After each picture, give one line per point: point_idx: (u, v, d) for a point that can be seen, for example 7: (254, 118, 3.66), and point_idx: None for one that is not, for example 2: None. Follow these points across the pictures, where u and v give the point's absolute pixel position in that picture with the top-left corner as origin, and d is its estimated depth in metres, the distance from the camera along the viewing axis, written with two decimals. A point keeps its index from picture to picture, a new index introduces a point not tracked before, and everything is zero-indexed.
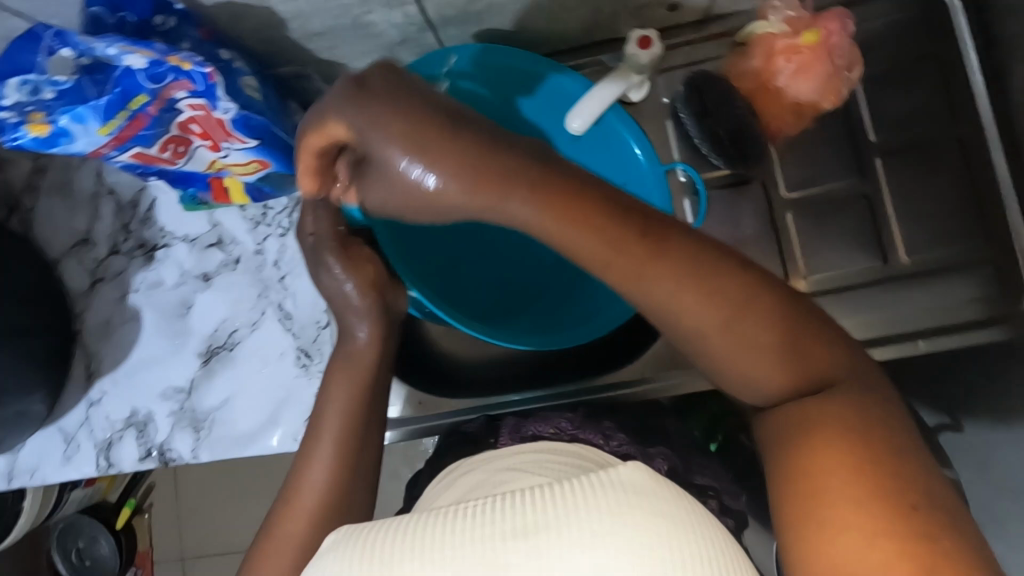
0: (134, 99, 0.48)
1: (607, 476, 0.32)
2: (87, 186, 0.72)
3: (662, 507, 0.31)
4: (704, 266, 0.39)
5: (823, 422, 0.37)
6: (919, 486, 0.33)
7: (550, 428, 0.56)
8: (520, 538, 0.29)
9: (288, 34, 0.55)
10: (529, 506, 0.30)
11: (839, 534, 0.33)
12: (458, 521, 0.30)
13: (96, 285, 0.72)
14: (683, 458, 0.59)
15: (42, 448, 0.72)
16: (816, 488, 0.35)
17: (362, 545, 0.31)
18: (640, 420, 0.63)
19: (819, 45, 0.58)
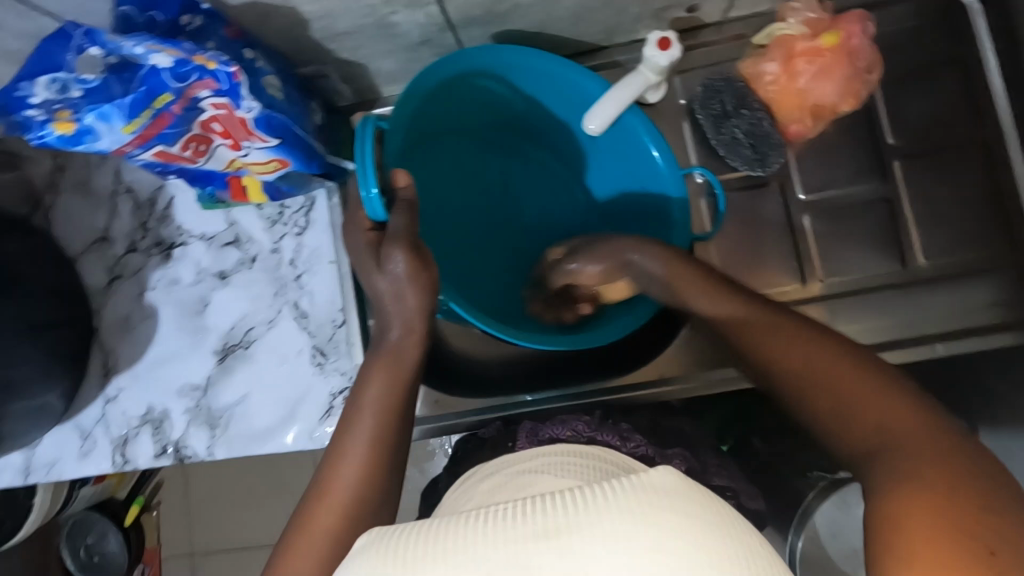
0: (159, 98, 0.48)
1: (639, 481, 0.31)
2: (106, 185, 0.73)
3: (698, 511, 0.31)
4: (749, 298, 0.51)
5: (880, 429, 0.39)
6: (976, 479, 0.33)
7: (567, 431, 0.56)
8: (550, 538, 0.29)
9: (311, 34, 0.56)
10: (559, 509, 0.30)
11: (906, 531, 0.32)
12: (493, 520, 0.30)
13: (114, 282, 0.73)
14: (701, 461, 0.59)
15: (59, 444, 0.73)
16: (883, 494, 0.35)
17: (399, 547, 0.31)
18: (653, 420, 0.63)
19: (840, 47, 0.58)
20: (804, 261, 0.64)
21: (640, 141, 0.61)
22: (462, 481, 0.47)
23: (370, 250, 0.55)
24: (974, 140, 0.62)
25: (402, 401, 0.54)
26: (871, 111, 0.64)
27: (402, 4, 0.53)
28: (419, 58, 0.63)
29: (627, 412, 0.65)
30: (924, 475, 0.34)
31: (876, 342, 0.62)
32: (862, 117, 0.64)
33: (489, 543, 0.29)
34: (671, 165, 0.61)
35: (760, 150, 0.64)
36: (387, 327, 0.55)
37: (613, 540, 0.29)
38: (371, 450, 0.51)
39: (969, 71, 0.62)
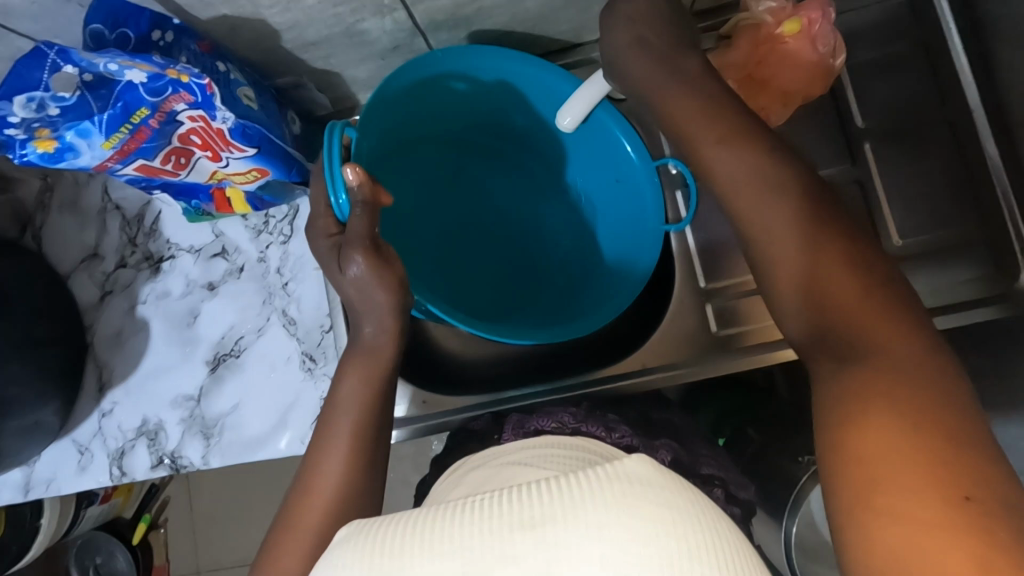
0: (136, 113, 0.49)
1: (615, 469, 0.32)
2: (94, 203, 0.74)
3: (668, 498, 0.31)
4: (813, 211, 0.46)
5: (880, 394, 0.37)
6: (973, 479, 0.31)
7: (553, 423, 0.57)
8: (526, 529, 0.29)
9: (284, 45, 0.57)
10: (538, 500, 0.30)
11: (891, 523, 0.31)
12: (462, 517, 0.31)
13: (105, 298, 0.74)
14: (689, 451, 0.59)
15: (57, 459, 0.74)
16: (872, 474, 0.33)
17: (373, 541, 0.32)
18: (641, 413, 0.64)
19: (801, 34, 0.59)
20: None
21: (613, 136, 0.63)
22: (450, 474, 0.48)
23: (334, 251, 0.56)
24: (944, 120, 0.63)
25: (387, 399, 0.55)
26: (839, 96, 0.65)
27: (371, 11, 0.54)
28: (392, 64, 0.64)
29: (615, 403, 0.66)
30: (917, 439, 0.33)
31: None
32: (831, 102, 0.65)
33: (458, 539, 0.30)
34: (643, 156, 0.62)
35: None
36: (363, 326, 0.56)
37: (582, 533, 0.29)
38: (358, 447, 0.52)
39: (933, 51, 0.63)
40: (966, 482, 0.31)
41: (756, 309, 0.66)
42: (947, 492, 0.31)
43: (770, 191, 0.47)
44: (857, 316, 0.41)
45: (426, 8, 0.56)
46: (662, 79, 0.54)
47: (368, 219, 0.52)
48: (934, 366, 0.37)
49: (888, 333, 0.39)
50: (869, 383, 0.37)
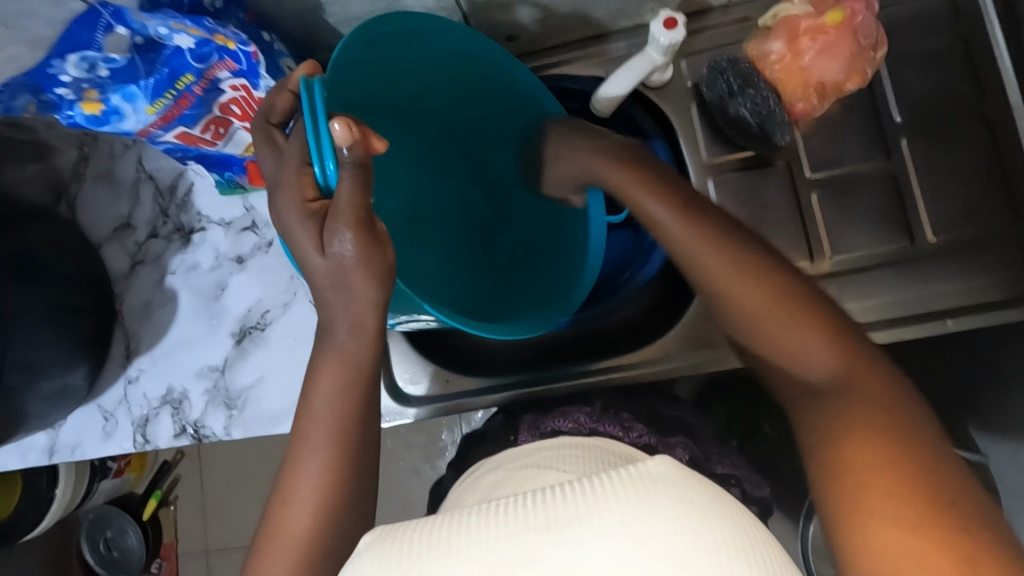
0: (182, 79, 0.50)
1: (630, 468, 0.32)
2: (129, 173, 0.75)
3: (690, 494, 0.31)
4: (746, 258, 0.48)
5: (855, 428, 0.41)
6: (949, 487, 0.37)
7: (569, 423, 0.57)
8: (545, 532, 0.30)
9: (325, 18, 0.58)
10: (556, 501, 0.31)
11: (876, 525, 0.36)
12: (484, 518, 0.31)
13: (136, 267, 0.75)
14: (703, 448, 0.60)
15: (83, 424, 0.75)
16: (855, 479, 0.39)
17: (392, 546, 0.32)
18: (652, 411, 0.63)
19: (844, 24, 0.59)
20: (812, 239, 0.65)
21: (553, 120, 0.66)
22: (469, 474, 0.47)
23: (309, 224, 0.46)
24: (983, 117, 0.62)
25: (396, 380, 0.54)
26: (875, 90, 0.65)
27: None
28: None
29: (626, 396, 0.66)
30: (891, 457, 0.39)
31: (884, 316, 0.62)
32: (866, 95, 0.65)
33: (479, 539, 0.30)
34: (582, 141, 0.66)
35: (765, 128, 0.64)
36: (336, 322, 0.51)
37: (605, 532, 0.29)
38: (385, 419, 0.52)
39: (973, 46, 0.63)
40: (943, 488, 0.37)
41: None
42: (925, 508, 0.36)
43: (727, 253, 0.48)
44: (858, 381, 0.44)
45: None
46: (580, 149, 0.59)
47: (359, 184, 0.44)
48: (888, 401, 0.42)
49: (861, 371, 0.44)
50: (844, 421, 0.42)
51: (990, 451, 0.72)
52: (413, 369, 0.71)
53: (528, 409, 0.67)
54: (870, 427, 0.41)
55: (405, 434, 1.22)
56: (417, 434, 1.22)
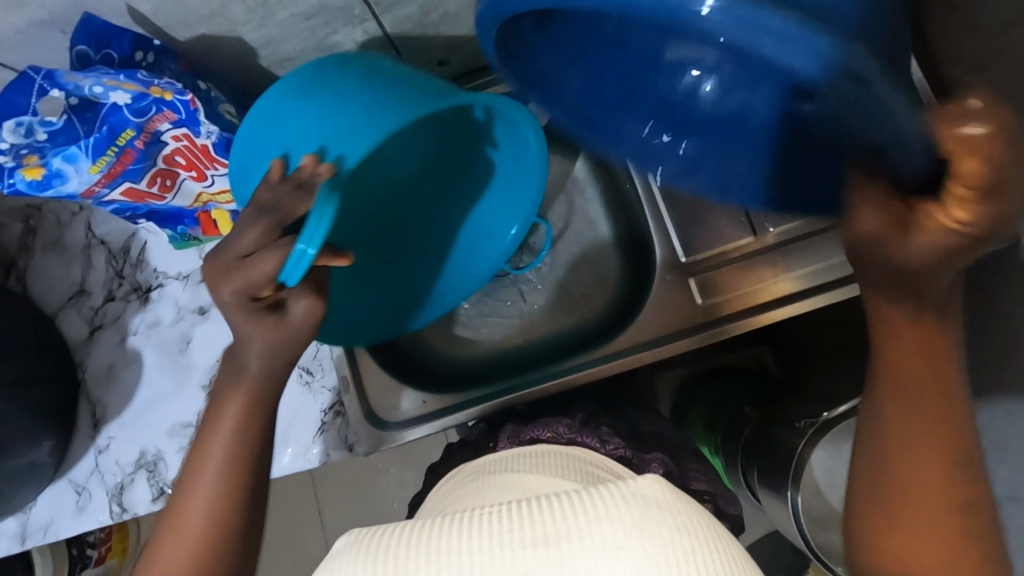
0: (122, 135, 0.51)
1: (629, 487, 0.35)
2: (78, 240, 0.75)
3: (682, 521, 0.34)
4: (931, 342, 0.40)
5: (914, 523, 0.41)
6: None
7: (547, 432, 0.58)
8: (535, 546, 0.32)
9: (260, 61, 0.58)
10: (547, 519, 0.33)
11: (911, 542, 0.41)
12: (471, 536, 0.33)
13: (95, 333, 0.74)
14: (679, 466, 0.61)
15: (54, 502, 0.73)
16: (889, 514, 0.42)
17: (375, 553, 0.34)
18: (631, 426, 0.65)
19: None
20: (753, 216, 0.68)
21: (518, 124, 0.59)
22: (443, 483, 0.49)
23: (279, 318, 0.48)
24: None
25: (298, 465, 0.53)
26: None
27: (340, 23, 0.56)
28: None
29: (604, 407, 0.68)
30: None
31: (829, 279, 0.65)
32: None
33: (470, 552, 0.33)
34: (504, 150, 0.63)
35: None
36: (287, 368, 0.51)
37: (596, 554, 0.31)
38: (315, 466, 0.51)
39: None
40: None
41: (725, 278, 0.68)
42: None
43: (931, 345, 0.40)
44: (931, 520, 0.41)
45: (394, 16, 0.57)
46: (666, 294, 0.69)
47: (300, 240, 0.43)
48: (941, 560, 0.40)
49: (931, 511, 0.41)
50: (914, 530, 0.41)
51: None
52: (393, 393, 0.70)
53: (508, 419, 0.68)
54: (904, 529, 0.41)
55: (395, 473, 1.21)
56: (408, 471, 1.21)
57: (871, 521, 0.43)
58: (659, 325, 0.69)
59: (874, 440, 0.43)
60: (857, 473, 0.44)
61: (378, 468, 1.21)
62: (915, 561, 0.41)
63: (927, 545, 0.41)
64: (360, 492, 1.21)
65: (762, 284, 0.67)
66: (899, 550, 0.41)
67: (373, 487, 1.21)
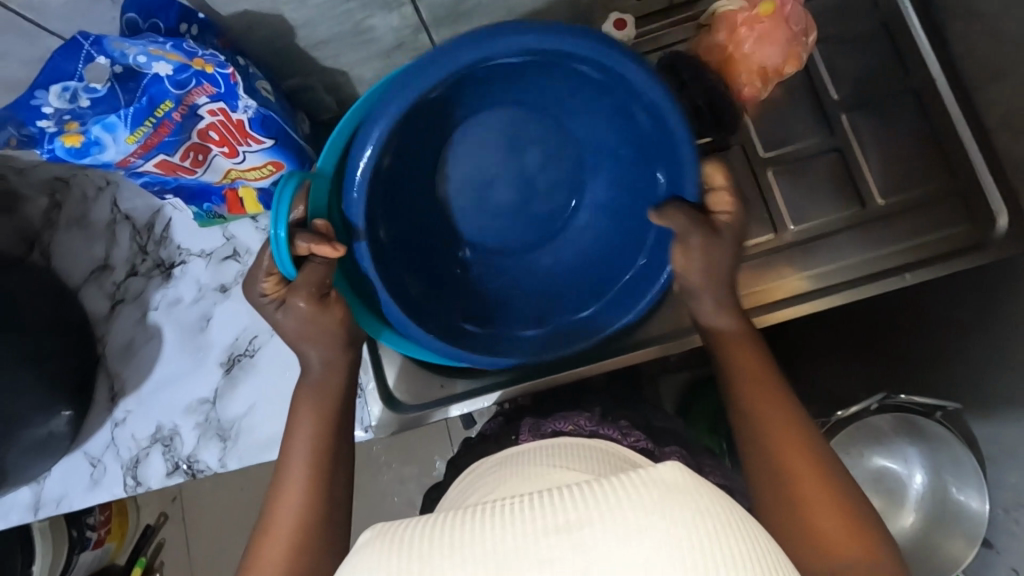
0: (161, 106, 0.52)
1: (647, 473, 0.34)
2: (103, 215, 0.75)
3: (703, 507, 0.33)
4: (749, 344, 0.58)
5: (805, 493, 0.50)
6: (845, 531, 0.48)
7: (569, 425, 0.58)
8: (557, 533, 0.31)
9: (296, 42, 0.59)
10: (568, 505, 0.32)
11: (805, 505, 0.49)
12: (491, 524, 0.32)
13: (116, 308, 0.75)
14: (695, 459, 0.62)
15: (69, 474, 0.73)
16: (790, 494, 0.50)
17: (396, 543, 0.34)
18: (648, 422, 0.65)
19: (776, 13, 0.64)
20: (774, 215, 0.69)
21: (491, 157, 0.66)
22: (461, 480, 0.49)
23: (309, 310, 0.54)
24: (910, 89, 0.70)
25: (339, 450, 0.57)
26: (812, 75, 0.71)
27: (378, 7, 0.57)
28: (397, 62, 0.67)
29: (622, 406, 0.68)
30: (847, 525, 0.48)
31: (843, 278, 0.67)
32: (802, 79, 0.71)
33: (491, 541, 0.32)
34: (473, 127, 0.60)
35: (718, 115, 0.68)
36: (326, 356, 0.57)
37: (618, 540, 0.31)
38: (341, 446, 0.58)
39: (891, 30, 0.71)
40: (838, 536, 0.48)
41: (746, 275, 0.68)
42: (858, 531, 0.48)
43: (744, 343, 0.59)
44: (806, 483, 0.50)
45: (430, 2, 0.58)
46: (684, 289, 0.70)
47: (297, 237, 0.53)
48: (822, 500, 0.50)
49: (804, 469, 0.51)
50: (793, 495, 0.50)
51: (960, 396, 0.74)
52: (411, 380, 0.71)
53: (524, 414, 0.68)
54: (798, 496, 0.50)
55: (397, 467, 1.21)
56: (411, 465, 1.21)
57: (792, 525, 0.49)
58: (676, 320, 0.70)
59: (758, 441, 0.54)
60: (760, 473, 0.53)
61: (380, 462, 1.21)
62: (813, 516, 0.49)
63: (801, 498, 0.50)
64: (361, 485, 1.21)
65: (780, 281, 0.68)
66: (805, 517, 0.49)
67: (376, 481, 1.21)
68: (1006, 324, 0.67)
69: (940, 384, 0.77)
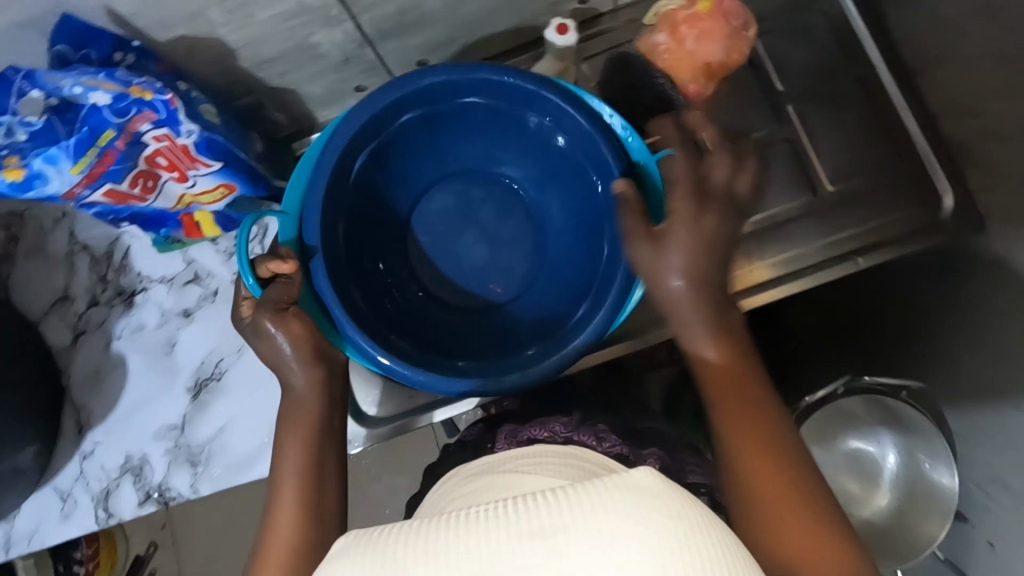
0: (102, 135, 0.52)
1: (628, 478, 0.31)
2: (61, 246, 0.75)
3: (691, 516, 0.30)
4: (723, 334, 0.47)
5: (778, 516, 0.39)
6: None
7: (544, 432, 0.59)
8: (532, 539, 0.28)
9: (241, 63, 0.59)
10: (545, 510, 0.29)
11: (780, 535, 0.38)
12: (462, 532, 0.29)
13: (79, 339, 0.74)
14: (675, 461, 0.61)
15: (40, 510, 0.72)
16: (766, 521, 0.39)
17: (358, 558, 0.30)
18: (627, 424, 0.66)
19: (714, 10, 0.66)
20: None
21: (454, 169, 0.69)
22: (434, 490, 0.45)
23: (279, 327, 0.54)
24: (855, 76, 0.71)
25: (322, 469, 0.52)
26: (759, 67, 0.72)
27: (319, 23, 0.57)
28: (347, 77, 0.67)
29: (604, 410, 0.68)
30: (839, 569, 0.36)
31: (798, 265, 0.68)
32: (750, 72, 0.72)
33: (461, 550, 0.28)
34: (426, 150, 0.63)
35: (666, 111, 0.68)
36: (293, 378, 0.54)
37: (603, 548, 0.27)
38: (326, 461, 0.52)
39: (833, 20, 0.72)
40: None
41: None
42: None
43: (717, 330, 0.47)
44: (780, 510, 0.39)
45: (372, 16, 0.58)
46: None
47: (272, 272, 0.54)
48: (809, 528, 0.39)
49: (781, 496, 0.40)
50: (765, 522, 0.39)
51: (926, 376, 0.75)
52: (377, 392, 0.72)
53: (504, 419, 0.67)
54: (776, 522, 0.39)
55: (387, 480, 1.20)
56: (400, 477, 1.20)
57: (768, 553, 0.37)
58: None
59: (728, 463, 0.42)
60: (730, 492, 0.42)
61: (370, 476, 1.21)
62: (791, 551, 0.37)
63: (777, 532, 0.38)
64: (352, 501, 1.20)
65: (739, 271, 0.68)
66: (787, 545, 0.38)
67: (366, 496, 1.20)
68: (958, 302, 0.68)
69: (905, 362, 0.77)
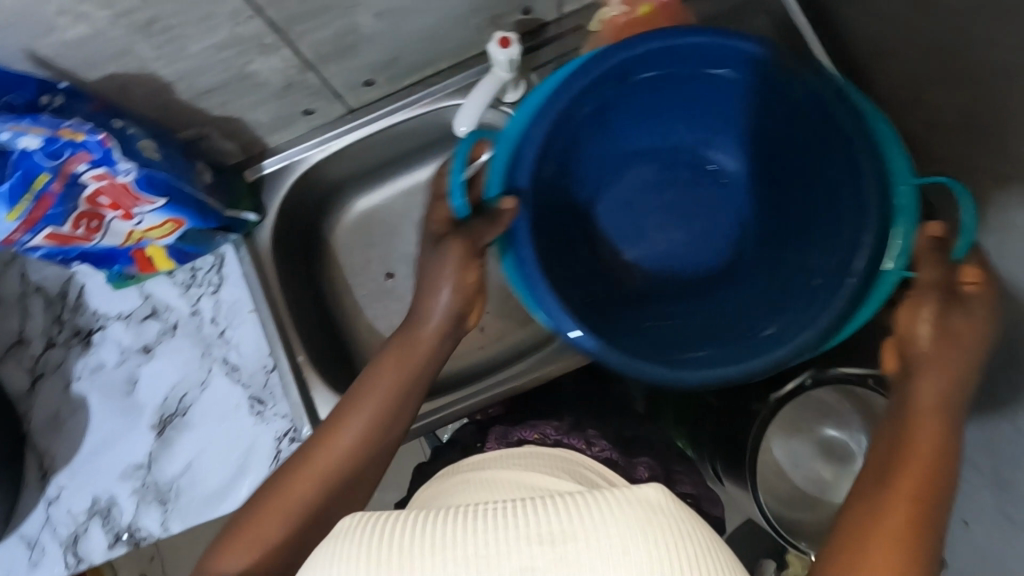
0: (37, 179, 0.50)
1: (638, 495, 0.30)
2: (13, 288, 0.73)
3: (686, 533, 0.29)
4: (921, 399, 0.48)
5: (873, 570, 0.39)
6: None
7: (535, 433, 0.58)
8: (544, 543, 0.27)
9: (179, 95, 0.59)
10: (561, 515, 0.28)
11: None
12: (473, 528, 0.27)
13: (37, 383, 0.73)
14: (666, 469, 0.62)
15: (7, 559, 0.71)
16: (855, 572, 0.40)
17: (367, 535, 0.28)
18: (616, 428, 0.66)
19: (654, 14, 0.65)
20: None
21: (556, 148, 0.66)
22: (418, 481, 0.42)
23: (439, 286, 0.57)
24: None
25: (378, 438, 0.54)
26: None
27: (255, 52, 0.56)
28: (293, 101, 0.66)
29: (594, 414, 0.68)
30: None
31: None
32: None
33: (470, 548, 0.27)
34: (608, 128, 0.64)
35: None
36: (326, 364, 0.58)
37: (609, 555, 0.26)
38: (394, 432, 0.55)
39: (776, 17, 0.73)
40: None
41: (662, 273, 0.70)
42: None
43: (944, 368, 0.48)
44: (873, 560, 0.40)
45: (309, 41, 0.58)
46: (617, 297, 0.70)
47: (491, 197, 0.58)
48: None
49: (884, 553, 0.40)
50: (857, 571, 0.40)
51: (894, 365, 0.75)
52: None
53: (495, 423, 0.68)
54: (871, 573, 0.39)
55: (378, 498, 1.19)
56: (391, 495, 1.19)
57: None
58: None
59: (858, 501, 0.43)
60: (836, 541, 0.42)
61: None
62: None
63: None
64: None
65: None
66: None
67: None
68: None
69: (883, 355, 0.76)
